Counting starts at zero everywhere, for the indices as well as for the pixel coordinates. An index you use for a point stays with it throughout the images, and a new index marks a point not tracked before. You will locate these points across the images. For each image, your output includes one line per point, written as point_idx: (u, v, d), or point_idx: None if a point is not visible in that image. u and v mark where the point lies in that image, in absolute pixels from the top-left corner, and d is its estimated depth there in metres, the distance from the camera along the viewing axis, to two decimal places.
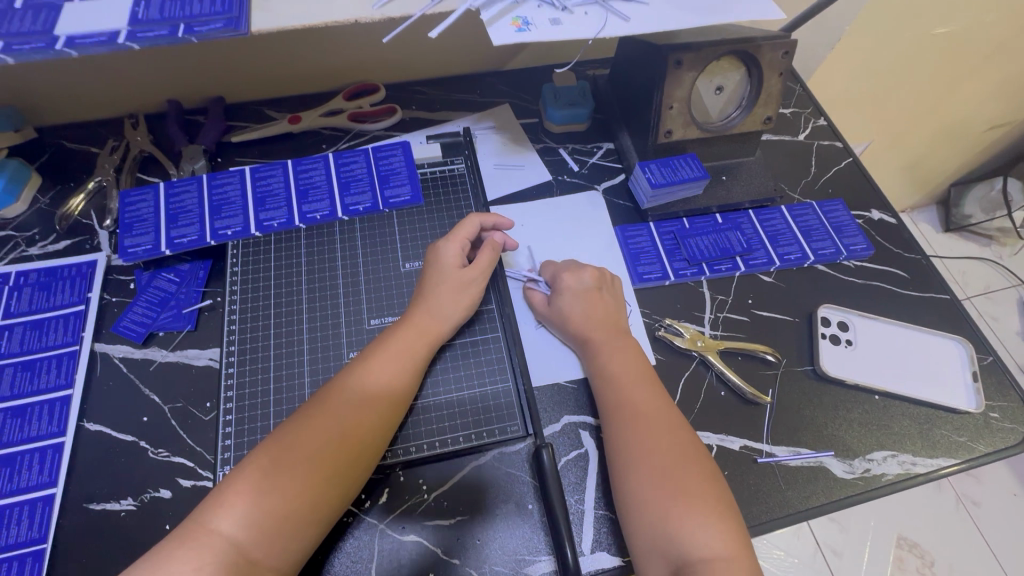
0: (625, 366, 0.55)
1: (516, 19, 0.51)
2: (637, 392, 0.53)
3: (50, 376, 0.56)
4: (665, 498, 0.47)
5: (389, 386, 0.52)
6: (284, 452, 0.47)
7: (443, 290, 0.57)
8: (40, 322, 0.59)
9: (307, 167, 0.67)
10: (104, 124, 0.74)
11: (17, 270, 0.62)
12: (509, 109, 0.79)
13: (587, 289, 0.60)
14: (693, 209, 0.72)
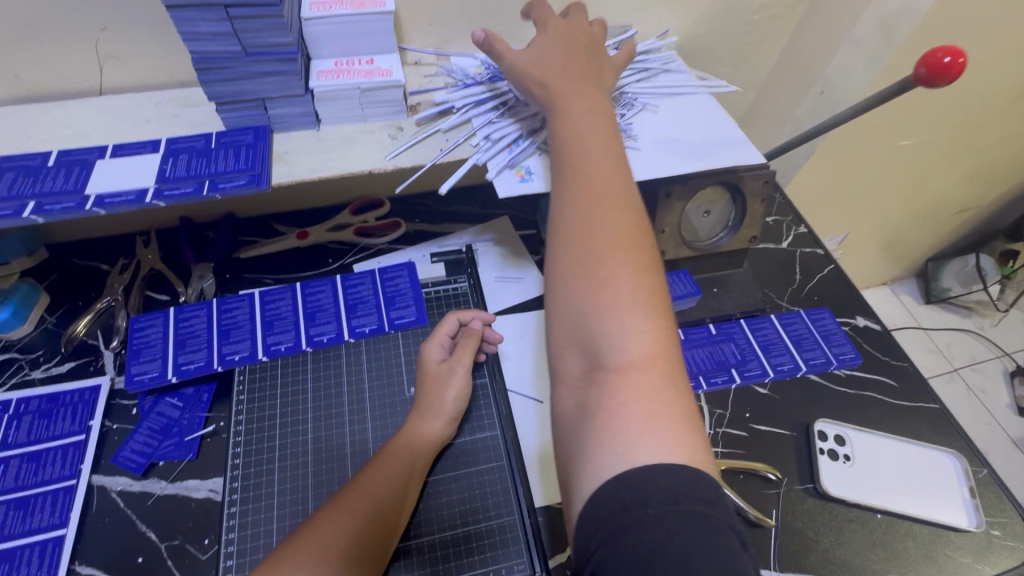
0: (587, 128, 0.49)
1: (520, 168, 0.55)
2: (592, 143, 0.48)
3: (44, 514, 0.55)
4: (601, 321, 0.40)
5: (384, 507, 0.52)
6: (281, 562, 0.46)
7: (427, 390, 0.61)
8: (37, 453, 0.59)
9: (315, 289, 0.69)
10: (116, 240, 0.76)
11: (18, 397, 0.62)
12: (509, 221, 0.83)
13: (562, 65, 0.53)
14: (687, 322, 0.74)
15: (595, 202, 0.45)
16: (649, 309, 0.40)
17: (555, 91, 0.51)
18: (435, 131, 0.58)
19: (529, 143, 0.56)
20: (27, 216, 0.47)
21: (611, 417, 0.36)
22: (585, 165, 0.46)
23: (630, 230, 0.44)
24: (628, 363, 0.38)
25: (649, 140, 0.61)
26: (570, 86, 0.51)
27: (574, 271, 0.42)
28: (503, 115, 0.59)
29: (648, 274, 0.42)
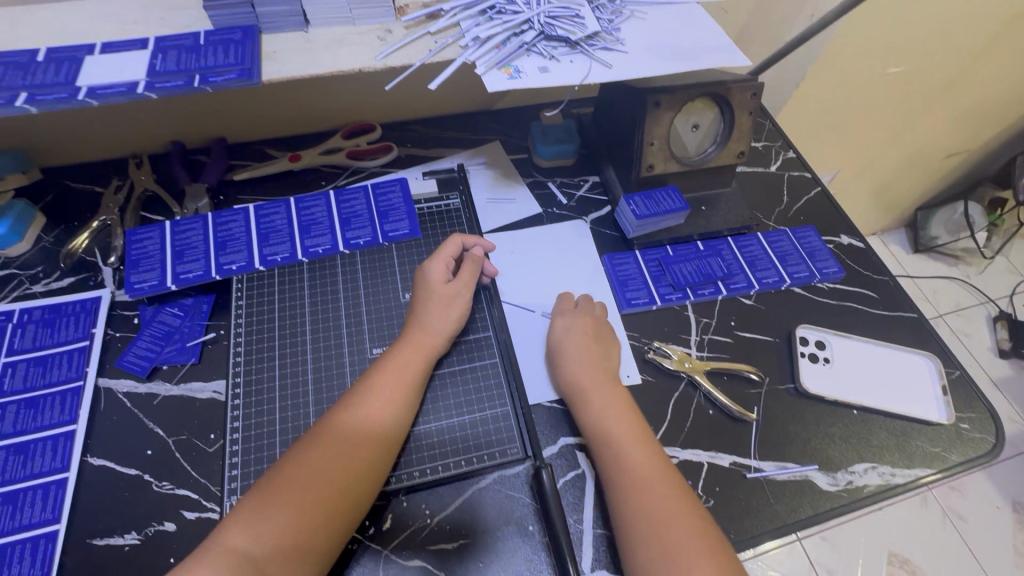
0: (596, 368, 0.60)
1: (508, 67, 0.56)
2: (600, 382, 0.59)
3: (54, 412, 0.57)
4: (649, 497, 0.50)
5: (391, 413, 0.54)
6: (294, 472, 0.49)
7: (431, 306, 0.61)
8: (44, 358, 0.60)
9: (310, 204, 0.70)
10: (108, 164, 0.76)
11: (21, 308, 0.63)
12: (500, 145, 0.84)
13: (590, 336, 0.63)
14: (676, 238, 0.76)
15: (621, 433, 0.55)
16: (677, 484, 0.52)
17: (569, 360, 0.61)
18: (423, 34, 0.58)
19: (517, 44, 0.57)
20: (19, 105, 0.47)
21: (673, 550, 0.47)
22: (610, 431, 0.55)
23: (646, 440, 0.55)
24: (668, 511, 0.50)
25: (639, 44, 0.61)
26: (586, 346, 0.62)
27: (626, 504, 0.51)
28: (491, 18, 0.59)
29: (669, 474, 0.52)
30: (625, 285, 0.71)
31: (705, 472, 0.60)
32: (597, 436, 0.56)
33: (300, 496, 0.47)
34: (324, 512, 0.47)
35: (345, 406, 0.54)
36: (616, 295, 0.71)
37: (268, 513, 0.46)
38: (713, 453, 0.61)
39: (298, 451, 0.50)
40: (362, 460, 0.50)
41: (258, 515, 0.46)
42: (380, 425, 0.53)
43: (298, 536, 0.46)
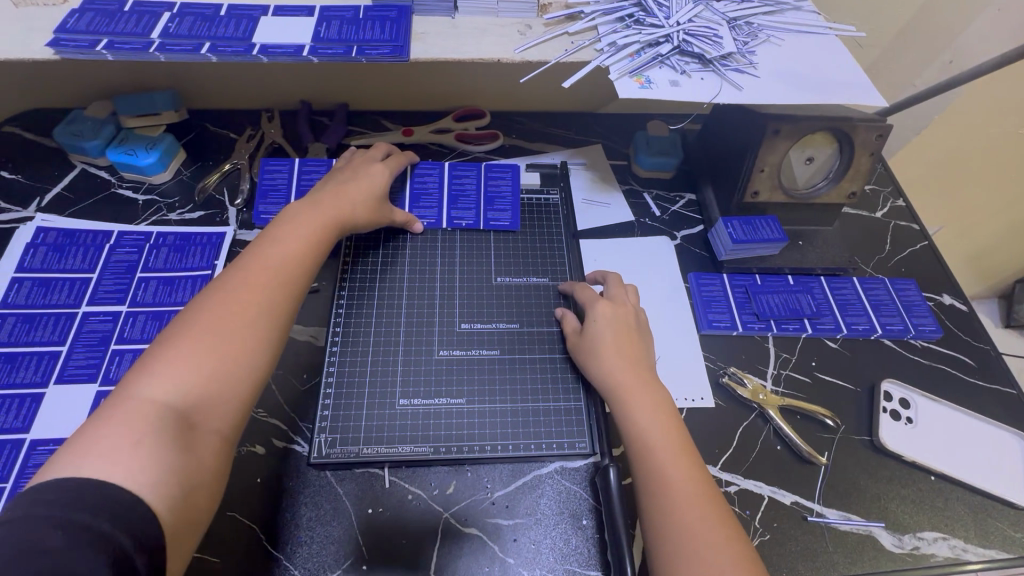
0: (635, 370, 0.56)
1: (639, 76, 0.57)
2: (633, 372, 0.56)
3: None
4: (686, 514, 0.47)
5: (279, 274, 0.53)
6: (180, 330, 0.47)
7: (350, 191, 0.62)
8: (171, 279, 0.67)
9: (424, 172, 0.73)
10: (244, 113, 0.83)
11: (158, 231, 0.70)
12: (601, 149, 0.85)
13: (617, 319, 0.60)
14: (766, 268, 0.75)
15: (665, 446, 0.51)
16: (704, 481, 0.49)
17: (606, 360, 0.57)
18: (561, 33, 0.60)
19: (652, 54, 0.58)
20: (204, 53, 0.53)
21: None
22: (612, 358, 0.57)
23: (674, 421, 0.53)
24: (703, 529, 0.46)
25: (771, 70, 0.61)
26: (623, 337, 0.58)
27: (656, 436, 0.52)
28: (628, 27, 0.60)
29: (708, 487, 0.49)
30: (708, 306, 0.71)
31: (764, 505, 0.59)
32: (635, 438, 0.52)
33: (208, 345, 0.46)
34: (235, 361, 0.47)
35: (237, 267, 0.52)
36: (697, 315, 0.71)
37: (176, 363, 0.44)
38: (775, 488, 0.61)
39: (195, 307, 0.49)
40: (267, 316, 0.50)
41: (167, 364, 0.44)
42: (280, 286, 0.52)
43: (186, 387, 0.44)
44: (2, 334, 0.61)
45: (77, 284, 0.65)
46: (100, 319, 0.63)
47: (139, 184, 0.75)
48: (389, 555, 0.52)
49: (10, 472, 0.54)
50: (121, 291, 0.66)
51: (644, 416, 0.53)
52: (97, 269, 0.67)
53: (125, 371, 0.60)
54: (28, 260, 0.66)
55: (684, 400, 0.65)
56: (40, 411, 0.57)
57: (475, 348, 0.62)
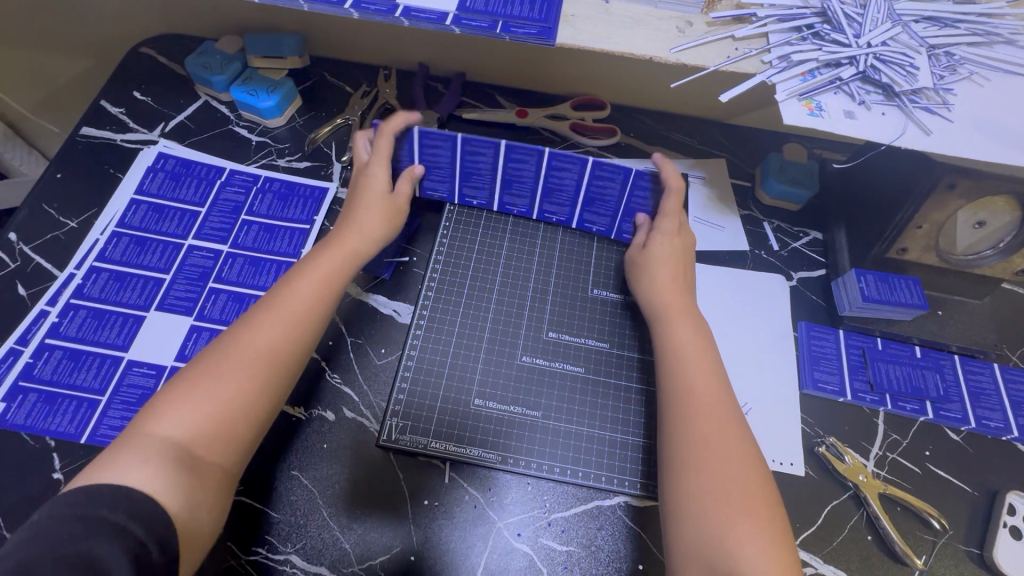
0: (678, 294, 0.57)
1: (809, 100, 0.50)
2: (683, 305, 0.57)
3: (268, 278, 0.64)
4: (707, 451, 0.48)
5: (293, 303, 0.53)
6: (205, 362, 0.49)
7: (365, 204, 0.60)
8: (272, 227, 0.67)
9: (562, 164, 0.61)
10: (362, 67, 0.81)
11: (266, 175, 0.71)
12: (725, 165, 0.78)
13: (676, 234, 0.60)
14: (891, 334, 0.66)
15: (699, 372, 0.52)
16: (736, 422, 0.50)
17: (657, 276, 0.58)
18: (725, 36, 0.53)
19: (829, 76, 0.51)
20: (347, 8, 0.51)
21: (722, 499, 0.45)
22: (658, 271, 0.59)
23: (711, 357, 0.54)
24: (733, 481, 0.46)
25: (970, 114, 0.51)
26: (675, 264, 0.59)
27: (690, 371, 0.52)
28: (804, 40, 0.52)
29: (730, 413, 0.50)
30: (815, 364, 0.64)
31: None
32: (671, 361, 0.53)
33: (217, 379, 0.48)
34: (237, 396, 0.48)
35: (264, 302, 0.53)
36: (801, 371, 0.64)
37: (195, 390, 0.47)
38: None
39: (223, 338, 0.51)
40: (281, 352, 0.51)
41: (178, 402, 0.47)
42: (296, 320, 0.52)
43: (195, 421, 0.46)
44: (116, 252, 0.64)
45: (187, 216, 0.67)
46: (202, 254, 0.65)
47: (254, 125, 0.75)
48: (435, 550, 0.51)
49: (107, 386, 0.57)
50: (225, 230, 0.67)
51: (685, 337, 0.54)
52: (205, 205, 0.68)
53: (218, 310, 0.62)
54: (147, 184, 0.69)
55: (771, 461, 0.59)
56: (140, 334, 0.60)
57: (559, 361, 0.58)
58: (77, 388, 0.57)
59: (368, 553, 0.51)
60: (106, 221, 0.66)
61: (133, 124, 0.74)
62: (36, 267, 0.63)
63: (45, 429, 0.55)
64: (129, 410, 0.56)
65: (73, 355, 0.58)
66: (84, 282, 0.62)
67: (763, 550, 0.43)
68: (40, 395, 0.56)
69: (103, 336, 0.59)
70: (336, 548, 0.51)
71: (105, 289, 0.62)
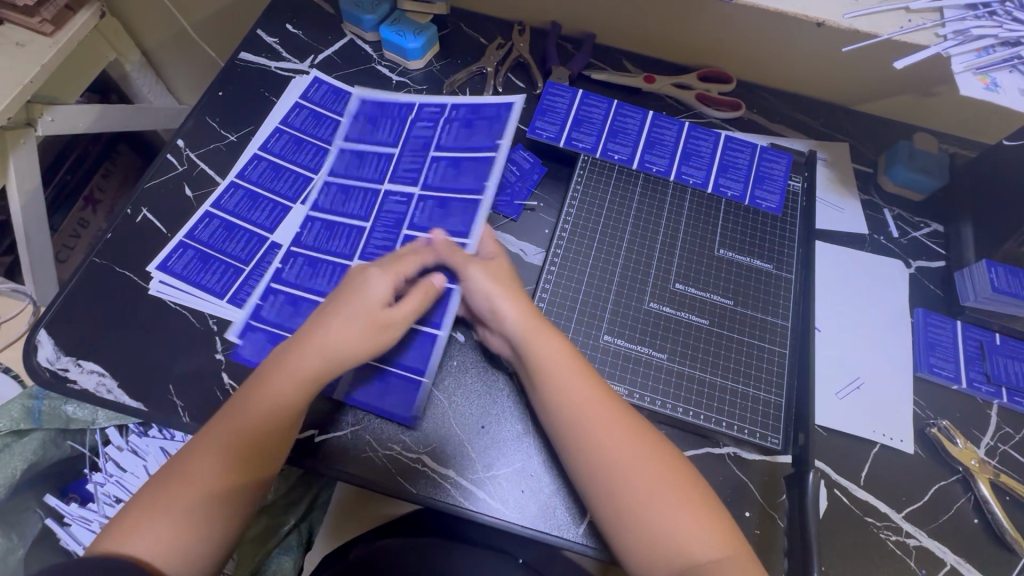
0: (504, 296, 0.56)
1: (984, 76, 0.50)
2: (530, 316, 0.55)
3: (458, 219, 0.63)
4: (617, 462, 0.48)
5: (298, 385, 0.50)
6: (178, 478, 0.46)
7: (351, 312, 0.53)
8: (457, 161, 0.67)
9: (699, 135, 0.71)
10: (497, 22, 0.84)
11: (450, 105, 0.71)
12: (848, 149, 0.78)
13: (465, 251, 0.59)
14: (1013, 330, 0.65)
15: (575, 386, 0.51)
16: (630, 422, 0.51)
17: (492, 306, 0.55)
18: (899, 8, 0.54)
19: (1008, 53, 0.51)
20: None
21: (642, 516, 0.47)
22: (491, 305, 0.56)
23: (579, 366, 0.53)
24: (653, 486, 0.47)
25: None
26: (496, 276, 0.57)
27: (561, 396, 0.51)
28: (982, 17, 0.52)
29: (619, 412, 0.51)
30: (931, 350, 0.64)
31: (944, 571, 0.55)
32: (543, 383, 0.52)
33: (207, 474, 0.46)
34: (238, 474, 0.47)
35: (184, 462, 0.46)
36: (916, 355, 0.64)
37: (152, 526, 0.44)
38: (960, 560, 0.55)
39: (177, 466, 0.47)
40: (230, 491, 0.46)
41: (165, 513, 0.44)
42: (228, 477, 0.46)
43: (195, 507, 0.45)
44: (326, 202, 0.66)
45: (381, 159, 0.69)
46: (398, 199, 0.66)
47: (394, 65, 0.79)
48: (551, 470, 0.56)
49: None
50: (415, 171, 0.67)
51: (547, 354, 0.53)
52: (398, 145, 0.69)
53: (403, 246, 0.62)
54: (291, 118, 0.72)
55: (880, 435, 0.60)
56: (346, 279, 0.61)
57: (684, 311, 0.61)
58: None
59: (491, 465, 0.56)
60: (252, 144, 0.70)
61: (284, 54, 0.79)
62: (201, 172, 0.69)
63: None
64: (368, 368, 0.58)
65: (292, 300, 0.60)
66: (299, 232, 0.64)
67: (702, 535, 0.46)
68: (267, 335, 0.59)
69: (317, 284, 0.61)
70: (462, 454, 0.56)
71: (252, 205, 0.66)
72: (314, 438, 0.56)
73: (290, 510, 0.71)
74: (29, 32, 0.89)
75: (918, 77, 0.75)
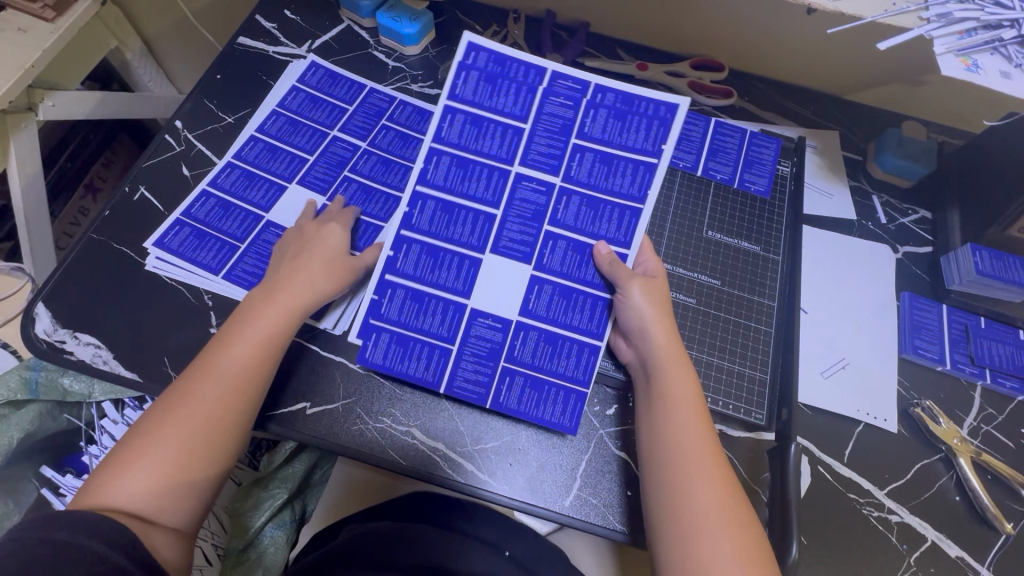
0: (672, 340, 0.54)
1: (966, 58, 0.51)
2: (679, 356, 0.54)
3: (609, 225, 0.60)
4: (692, 491, 0.47)
5: (266, 334, 0.53)
6: (155, 421, 0.48)
7: (315, 261, 0.58)
8: (608, 157, 0.62)
9: (690, 120, 0.72)
10: (493, 11, 0.85)
11: (595, 85, 0.63)
12: (838, 137, 0.79)
13: (667, 311, 0.56)
14: (997, 314, 0.66)
15: (682, 404, 0.51)
16: (719, 461, 0.49)
17: (649, 326, 0.55)
18: None
19: (990, 35, 0.51)
20: None
21: (700, 547, 0.45)
22: (671, 362, 0.53)
23: (697, 403, 0.52)
24: (714, 526, 0.45)
25: None
26: (663, 312, 0.56)
27: (668, 412, 0.51)
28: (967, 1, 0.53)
29: (719, 456, 0.49)
30: (917, 332, 0.65)
31: (926, 546, 0.56)
32: (656, 400, 0.52)
33: (184, 419, 0.48)
34: (213, 422, 0.49)
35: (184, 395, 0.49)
36: (902, 338, 0.65)
37: (135, 468, 0.46)
38: (941, 536, 0.56)
39: (157, 407, 0.49)
40: (225, 428, 0.49)
41: (145, 454, 0.46)
42: (211, 420, 0.49)
43: (176, 453, 0.47)
44: (439, 175, 0.61)
45: (510, 132, 0.62)
46: (533, 186, 0.62)
47: (391, 51, 0.80)
48: (540, 446, 0.57)
49: (456, 336, 0.59)
50: (555, 156, 0.62)
51: (675, 378, 0.52)
52: (529, 119, 0.63)
53: (560, 260, 0.60)
54: (289, 101, 0.73)
55: (864, 414, 0.61)
56: (479, 279, 0.59)
57: (672, 290, 0.62)
58: (426, 331, 0.59)
59: (481, 438, 0.57)
60: (248, 126, 0.71)
61: (283, 40, 0.80)
62: (198, 152, 0.70)
63: (404, 372, 0.58)
64: (481, 365, 0.58)
65: (415, 296, 0.59)
66: (411, 210, 0.60)
67: None
68: (392, 337, 0.59)
69: (440, 276, 0.59)
70: (450, 427, 0.57)
71: (246, 184, 0.67)
72: (306, 410, 0.57)
73: (284, 484, 0.70)
74: (31, 18, 0.90)
75: (909, 65, 0.76)
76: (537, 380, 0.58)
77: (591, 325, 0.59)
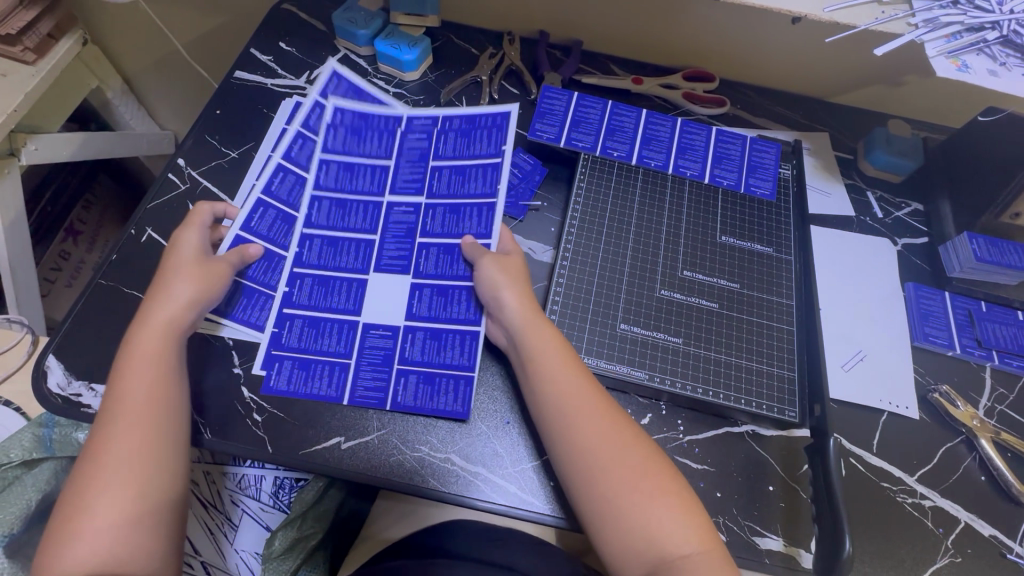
0: (527, 305, 0.58)
1: (956, 59, 0.54)
2: (531, 317, 0.57)
3: (472, 223, 0.65)
4: (587, 447, 0.50)
5: (157, 345, 0.53)
6: (90, 470, 0.48)
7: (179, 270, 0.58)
8: (461, 168, 0.69)
9: (692, 129, 0.74)
10: (487, 33, 0.87)
11: (443, 114, 0.72)
12: (828, 138, 0.82)
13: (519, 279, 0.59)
14: (997, 298, 0.69)
15: (558, 371, 0.54)
16: (607, 410, 0.53)
17: (505, 296, 0.58)
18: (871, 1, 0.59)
19: (976, 37, 0.55)
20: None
21: (612, 497, 0.48)
22: (531, 329, 0.56)
23: (575, 367, 0.55)
24: (619, 474, 0.49)
25: None
26: (521, 285, 0.59)
27: (548, 382, 0.53)
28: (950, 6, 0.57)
29: (607, 404, 0.53)
30: (925, 320, 0.68)
31: (960, 528, 0.57)
32: (530, 368, 0.54)
33: (116, 457, 0.48)
34: (139, 447, 0.49)
35: (83, 482, 0.47)
36: (912, 326, 0.68)
37: (85, 522, 0.46)
38: (973, 516, 0.58)
39: (89, 461, 0.49)
40: (152, 449, 0.49)
41: (92, 505, 0.46)
42: (138, 445, 0.49)
43: (119, 491, 0.47)
44: (321, 217, 0.66)
45: (377, 170, 0.69)
46: (402, 209, 0.67)
47: (390, 77, 0.81)
48: None
49: (352, 349, 0.60)
50: (420, 179, 0.69)
51: (540, 342, 0.55)
52: (392, 156, 0.70)
53: (434, 264, 0.64)
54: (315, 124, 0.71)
55: (887, 403, 0.63)
56: (367, 296, 0.63)
57: (695, 296, 0.63)
58: (327, 352, 0.60)
59: (520, 458, 0.57)
60: (250, 176, 0.70)
61: (280, 71, 0.79)
62: (204, 189, 0.69)
63: (308, 393, 0.58)
64: (379, 372, 0.59)
65: (312, 323, 0.61)
66: (300, 250, 0.64)
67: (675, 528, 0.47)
68: (294, 362, 0.59)
69: (334, 301, 0.62)
70: (489, 450, 0.57)
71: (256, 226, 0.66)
72: (341, 445, 0.56)
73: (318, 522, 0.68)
74: (11, 61, 0.87)
75: (890, 66, 0.80)
76: (429, 375, 0.59)
77: (470, 313, 0.61)
